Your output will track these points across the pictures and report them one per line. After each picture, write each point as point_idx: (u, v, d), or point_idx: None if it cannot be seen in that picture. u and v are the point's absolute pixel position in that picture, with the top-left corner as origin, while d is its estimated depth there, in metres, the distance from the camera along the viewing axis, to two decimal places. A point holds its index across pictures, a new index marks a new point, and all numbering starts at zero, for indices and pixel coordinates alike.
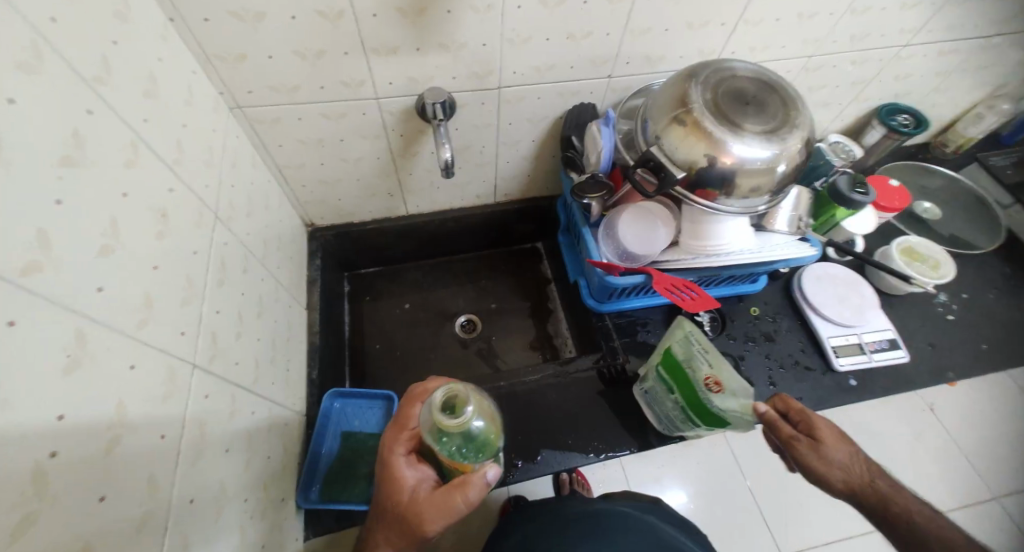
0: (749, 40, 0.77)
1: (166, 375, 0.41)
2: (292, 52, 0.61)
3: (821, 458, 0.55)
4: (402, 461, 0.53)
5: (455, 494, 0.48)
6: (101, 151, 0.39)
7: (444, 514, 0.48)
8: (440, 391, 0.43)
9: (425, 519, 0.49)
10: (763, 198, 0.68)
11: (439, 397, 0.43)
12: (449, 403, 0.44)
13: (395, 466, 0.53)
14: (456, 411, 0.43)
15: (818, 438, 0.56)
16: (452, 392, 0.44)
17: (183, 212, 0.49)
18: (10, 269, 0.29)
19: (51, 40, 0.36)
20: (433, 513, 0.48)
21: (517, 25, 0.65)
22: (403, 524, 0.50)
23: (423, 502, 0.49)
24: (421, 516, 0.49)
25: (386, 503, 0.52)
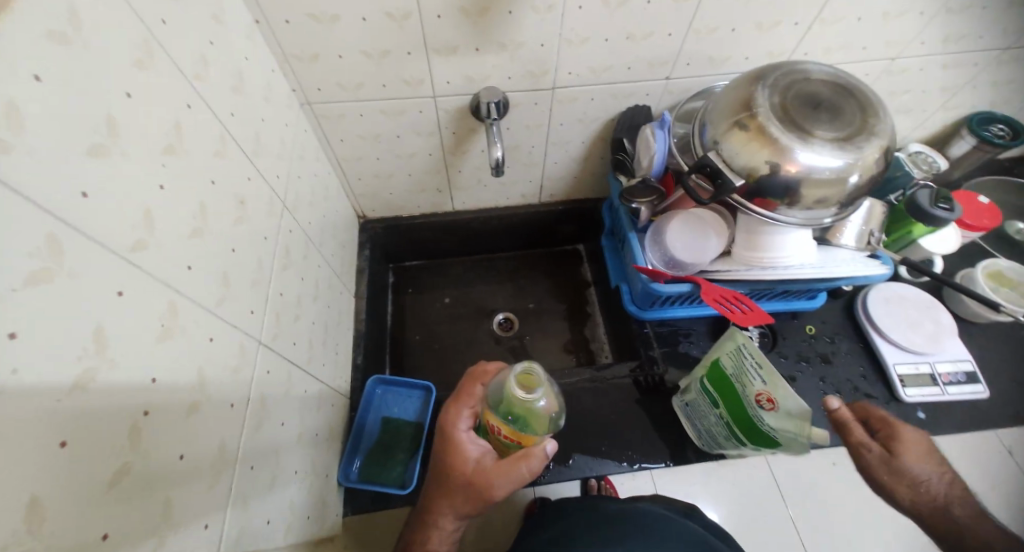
0: (822, 42, 0.72)
1: (238, 349, 0.45)
2: (360, 52, 0.64)
3: (889, 470, 0.52)
4: (465, 436, 0.55)
5: (524, 464, 0.51)
6: (195, 142, 0.43)
7: (513, 480, 0.52)
8: (518, 366, 0.48)
9: (494, 485, 0.52)
10: (829, 210, 0.64)
11: (517, 370, 0.48)
12: (522, 380, 0.48)
13: (459, 440, 0.54)
14: (527, 386, 0.47)
15: (892, 450, 0.52)
16: (527, 371, 0.48)
17: (257, 200, 0.53)
18: (121, 245, 0.32)
19: (160, 40, 0.40)
20: (502, 480, 0.51)
21: (577, 25, 0.65)
22: (470, 490, 0.53)
23: (492, 471, 0.52)
24: (489, 483, 0.52)
25: (451, 471, 0.54)
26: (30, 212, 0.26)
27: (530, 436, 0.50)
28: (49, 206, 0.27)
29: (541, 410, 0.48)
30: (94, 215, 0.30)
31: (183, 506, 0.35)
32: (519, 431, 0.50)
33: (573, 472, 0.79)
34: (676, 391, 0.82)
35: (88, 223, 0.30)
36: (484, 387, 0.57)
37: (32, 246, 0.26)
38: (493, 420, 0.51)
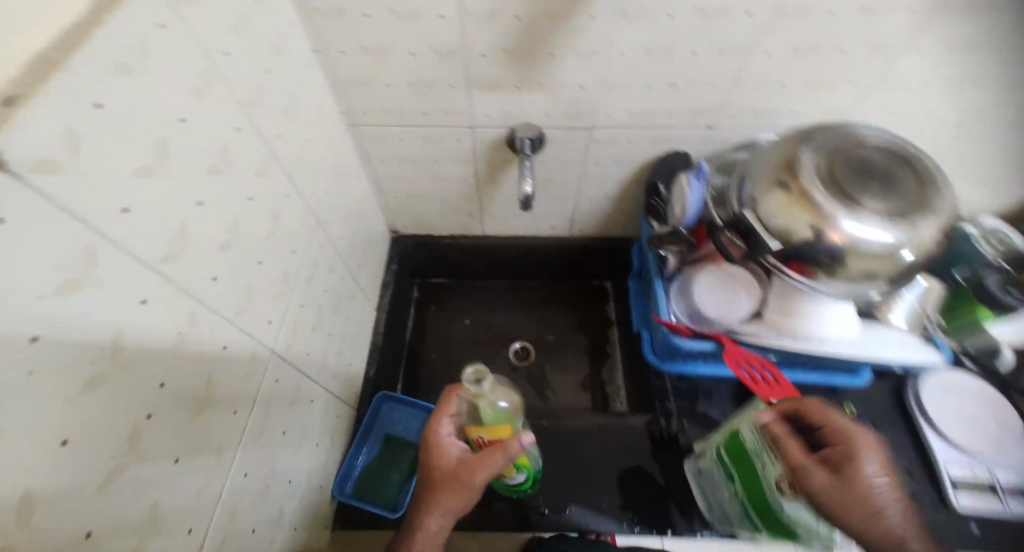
0: (883, 103, 0.68)
1: (250, 358, 0.47)
2: (406, 82, 0.67)
3: (848, 499, 0.48)
4: (445, 438, 0.58)
5: (503, 454, 0.54)
6: (238, 162, 0.46)
7: (492, 470, 0.55)
8: (468, 370, 0.53)
9: (475, 476, 0.54)
10: (875, 285, 0.59)
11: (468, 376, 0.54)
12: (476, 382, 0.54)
13: (439, 444, 0.58)
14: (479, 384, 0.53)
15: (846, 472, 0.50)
16: (478, 373, 0.54)
17: (291, 216, 0.56)
18: (153, 258, 0.35)
19: (221, 70, 0.44)
20: (481, 469, 0.54)
21: (618, 71, 0.65)
22: (453, 485, 0.54)
23: (474, 463, 0.55)
24: (469, 475, 0.54)
25: (436, 470, 0.56)
26: (74, 229, 0.28)
27: (506, 427, 0.58)
28: (97, 224, 0.30)
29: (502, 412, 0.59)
30: (130, 231, 0.33)
31: (170, 508, 0.37)
32: (495, 427, 0.58)
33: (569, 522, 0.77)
34: (689, 453, 0.79)
35: (124, 237, 0.32)
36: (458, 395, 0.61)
37: (70, 258, 0.28)
38: (477, 427, 0.58)
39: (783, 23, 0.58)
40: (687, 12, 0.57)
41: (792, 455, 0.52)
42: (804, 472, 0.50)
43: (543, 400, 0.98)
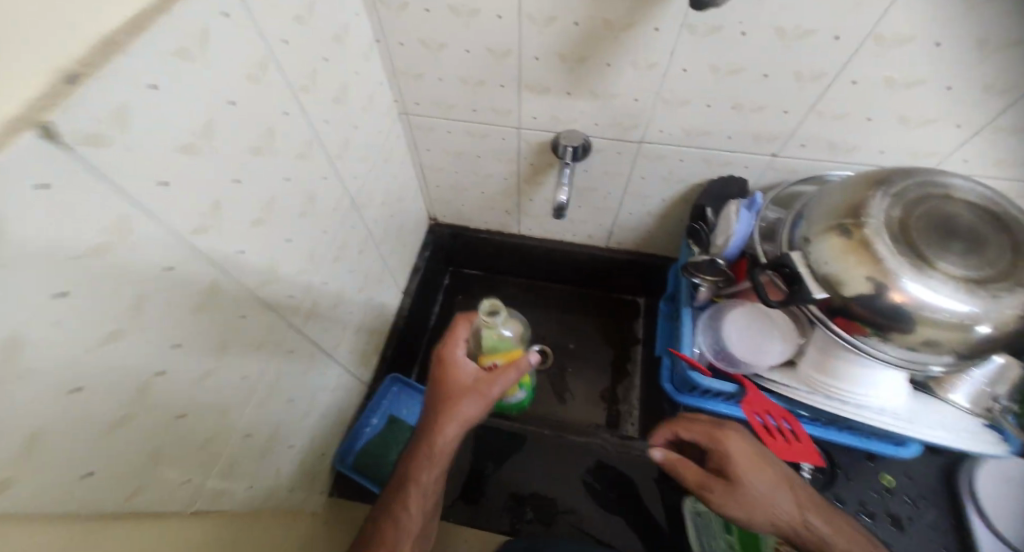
0: (983, 150, 0.60)
1: (267, 330, 0.51)
2: (459, 79, 0.68)
3: (745, 501, 0.52)
4: (460, 356, 0.62)
5: (515, 369, 0.59)
6: (282, 144, 0.48)
7: (506, 384, 0.59)
8: (485, 303, 0.59)
9: (491, 389, 0.58)
10: (940, 355, 0.52)
11: (482, 308, 0.60)
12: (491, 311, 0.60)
13: (454, 361, 0.62)
14: (493, 313, 0.59)
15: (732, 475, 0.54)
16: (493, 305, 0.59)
17: (328, 197, 0.59)
18: (186, 228, 0.38)
19: (276, 55, 0.45)
20: (497, 384, 0.59)
21: (675, 88, 0.61)
22: (469, 395, 0.58)
23: (489, 378, 0.59)
24: (487, 387, 0.58)
25: (450, 387, 0.60)
26: (111, 197, 0.30)
27: (515, 350, 0.63)
28: (136, 196, 0.32)
29: (508, 340, 0.62)
30: (164, 200, 0.35)
31: (170, 457, 0.40)
32: (506, 351, 0.63)
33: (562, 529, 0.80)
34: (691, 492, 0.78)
35: (157, 207, 0.34)
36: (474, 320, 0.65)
37: (103, 224, 0.30)
38: (488, 352, 0.62)
39: (875, 52, 0.52)
40: (762, 31, 0.52)
41: (688, 478, 0.55)
42: (704, 493, 0.54)
43: (561, 402, 0.98)
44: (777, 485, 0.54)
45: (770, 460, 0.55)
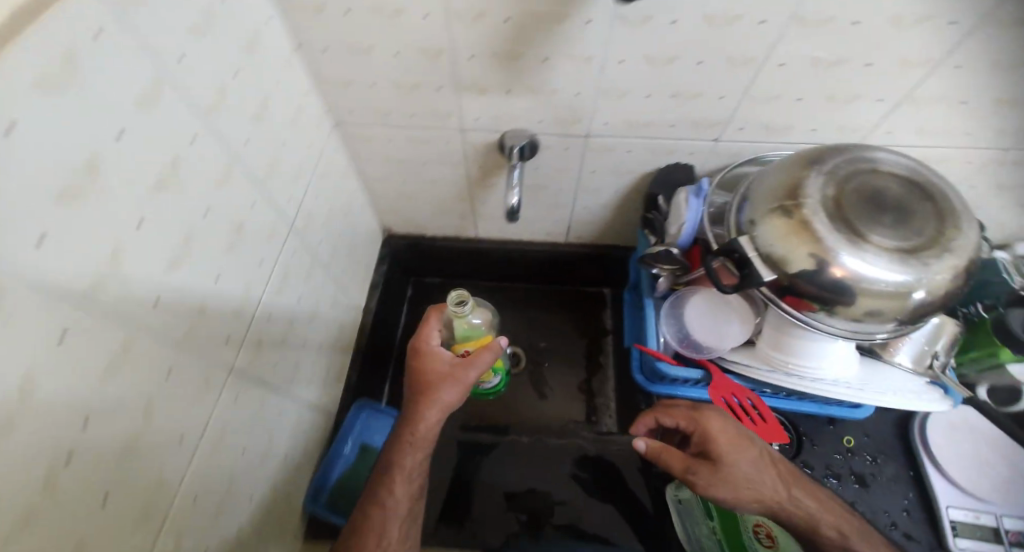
0: (911, 121, 0.62)
1: (201, 381, 0.46)
2: (393, 84, 0.64)
3: (729, 485, 0.52)
4: (434, 344, 0.61)
5: (492, 350, 0.60)
6: (192, 175, 0.43)
7: (482, 367, 0.60)
8: (452, 293, 0.63)
9: (467, 374, 0.58)
10: (884, 324, 0.52)
11: (452, 299, 0.64)
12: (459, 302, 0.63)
13: (428, 349, 0.60)
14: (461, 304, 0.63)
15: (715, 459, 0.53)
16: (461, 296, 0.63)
17: (258, 224, 0.54)
18: (78, 285, 0.32)
19: (171, 74, 0.40)
20: (474, 368, 0.59)
21: (616, 80, 0.60)
22: (447, 382, 0.57)
23: (464, 363, 0.59)
24: (464, 372, 0.58)
25: (430, 371, 0.58)
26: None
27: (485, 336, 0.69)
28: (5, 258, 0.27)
29: (478, 328, 0.69)
30: (48, 259, 0.30)
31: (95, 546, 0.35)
32: (477, 338, 0.68)
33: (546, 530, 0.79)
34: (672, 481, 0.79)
35: (42, 268, 0.29)
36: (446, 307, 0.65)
37: None
38: (461, 341, 0.68)
39: (801, 33, 0.52)
40: (693, 19, 0.51)
41: (672, 465, 0.55)
42: (690, 478, 0.53)
43: (541, 398, 0.97)
44: (761, 465, 0.53)
45: (753, 441, 0.55)
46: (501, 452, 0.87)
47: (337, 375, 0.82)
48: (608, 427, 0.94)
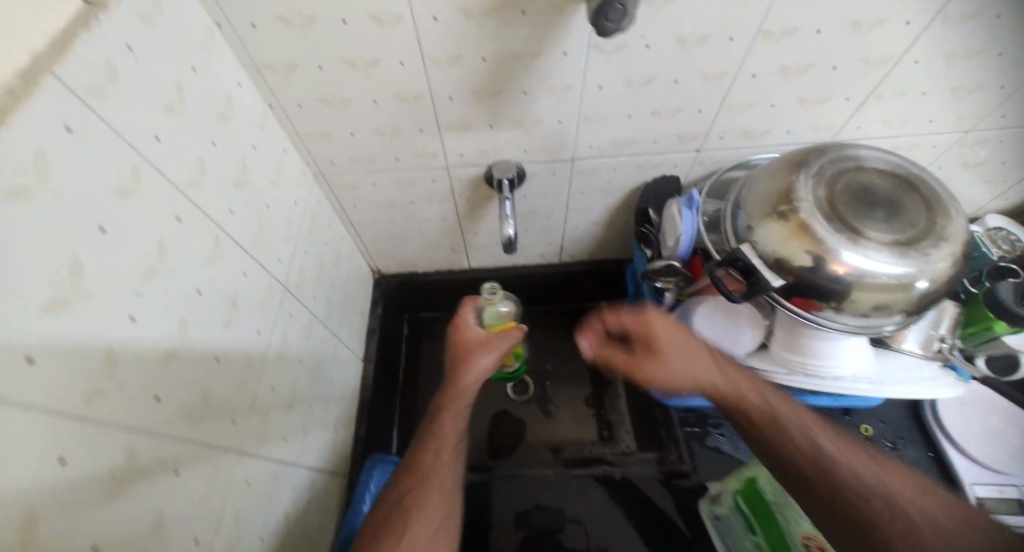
0: (880, 114, 0.64)
1: (211, 473, 0.44)
2: (372, 130, 0.63)
3: (667, 372, 0.50)
4: (470, 322, 0.65)
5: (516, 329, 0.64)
6: (183, 256, 0.41)
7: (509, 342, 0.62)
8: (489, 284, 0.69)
9: (499, 346, 0.62)
10: (892, 317, 0.53)
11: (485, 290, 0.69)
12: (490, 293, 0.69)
13: (466, 326, 0.64)
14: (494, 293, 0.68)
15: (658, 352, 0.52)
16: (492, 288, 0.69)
17: (252, 293, 0.52)
18: (75, 403, 0.30)
19: (148, 155, 0.37)
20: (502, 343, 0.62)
21: (596, 105, 0.60)
22: (484, 351, 0.61)
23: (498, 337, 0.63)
24: (498, 342, 0.62)
25: (477, 336, 0.63)
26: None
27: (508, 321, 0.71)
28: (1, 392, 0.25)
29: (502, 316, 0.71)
30: (33, 384, 0.27)
31: None
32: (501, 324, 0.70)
33: (555, 548, 0.79)
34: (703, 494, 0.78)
35: (33, 392, 0.27)
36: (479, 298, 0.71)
37: None
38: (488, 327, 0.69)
39: (770, 46, 0.53)
40: (666, 42, 0.52)
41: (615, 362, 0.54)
42: (632, 371, 0.53)
43: (547, 416, 0.95)
44: (703, 356, 0.50)
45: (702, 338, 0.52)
46: (518, 483, 0.85)
47: (345, 430, 0.79)
48: (627, 445, 0.91)
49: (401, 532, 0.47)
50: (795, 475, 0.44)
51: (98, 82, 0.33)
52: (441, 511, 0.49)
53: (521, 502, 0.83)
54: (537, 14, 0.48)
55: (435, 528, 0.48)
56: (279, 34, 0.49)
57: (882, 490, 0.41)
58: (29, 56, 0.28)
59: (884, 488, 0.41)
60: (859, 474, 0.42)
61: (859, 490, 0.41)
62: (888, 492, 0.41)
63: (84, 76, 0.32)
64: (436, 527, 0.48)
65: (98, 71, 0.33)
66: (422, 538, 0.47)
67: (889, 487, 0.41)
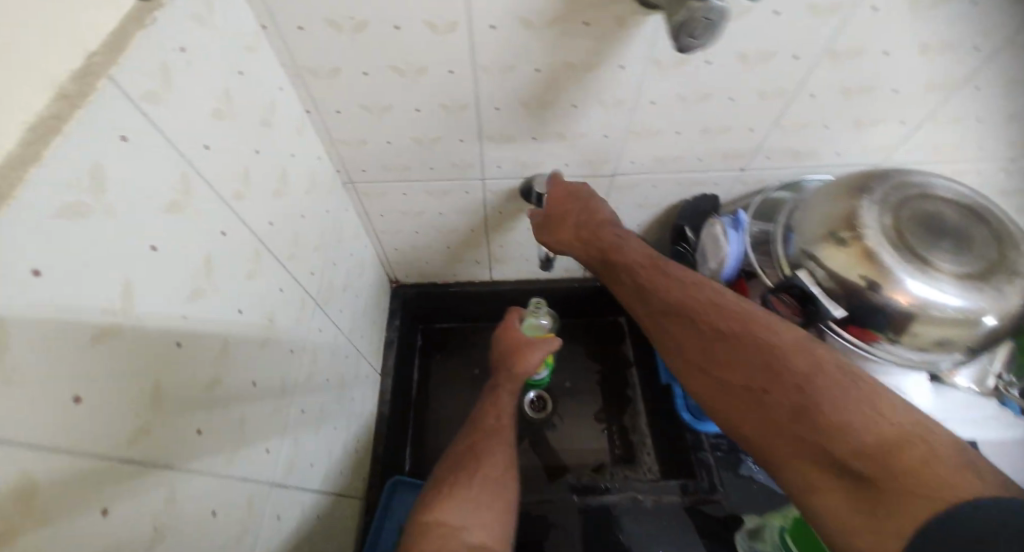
0: (931, 138, 0.62)
1: (246, 509, 0.41)
2: (410, 139, 0.60)
3: (568, 239, 0.65)
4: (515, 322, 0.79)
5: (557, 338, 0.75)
6: (227, 274, 0.38)
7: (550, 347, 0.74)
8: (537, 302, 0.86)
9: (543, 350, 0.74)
10: (951, 354, 0.53)
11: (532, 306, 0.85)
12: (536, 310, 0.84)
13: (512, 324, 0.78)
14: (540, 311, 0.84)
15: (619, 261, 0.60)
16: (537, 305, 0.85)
17: (288, 310, 0.49)
18: (117, 445, 0.27)
19: (199, 166, 0.34)
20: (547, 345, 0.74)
21: (646, 120, 0.58)
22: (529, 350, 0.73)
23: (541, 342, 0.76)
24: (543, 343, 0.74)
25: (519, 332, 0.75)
26: (12, 456, 0.21)
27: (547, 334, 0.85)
28: (42, 439, 0.22)
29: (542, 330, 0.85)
30: (83, 424, 0.25)
31: None
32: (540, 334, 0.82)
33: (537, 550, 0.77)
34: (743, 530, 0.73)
35: (77, 435, 0.24)
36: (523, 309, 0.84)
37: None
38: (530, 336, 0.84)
39: (833, 66, 0.51)
40: (728, 58, 0.50)
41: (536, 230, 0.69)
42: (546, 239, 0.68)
43: (567, 435, 0.93)
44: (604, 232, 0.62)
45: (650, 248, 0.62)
46: (546, 516, 0.79)
47: (364, 448, 0.76)
48: (649, 466, 0.90)
49: (474, 470, 0.59)
50: (748, 370, 0.46)
51: (152, 86, 0.30)
52: (504, 459, 0.62)
53: (551, 537, 0.77)
54: (600, 25, 0.45)
55: (500, 470, 0.60)
56: (326, 37, 0.46)
57: (852, 390, 0.39)
58: (85, 59, 0.25)
59: (856, 388, 0.39)
60: (822, 370, 0.42)
61: (816, 384, 0.41)
62: (857, 389, 0.39)
63: (139, 80, 0.29)
64: (502, 469, 0.60)
65: (152, 75, 0.30)
66: (491, 475, 0.59)
67: (857, 387, 0.39)
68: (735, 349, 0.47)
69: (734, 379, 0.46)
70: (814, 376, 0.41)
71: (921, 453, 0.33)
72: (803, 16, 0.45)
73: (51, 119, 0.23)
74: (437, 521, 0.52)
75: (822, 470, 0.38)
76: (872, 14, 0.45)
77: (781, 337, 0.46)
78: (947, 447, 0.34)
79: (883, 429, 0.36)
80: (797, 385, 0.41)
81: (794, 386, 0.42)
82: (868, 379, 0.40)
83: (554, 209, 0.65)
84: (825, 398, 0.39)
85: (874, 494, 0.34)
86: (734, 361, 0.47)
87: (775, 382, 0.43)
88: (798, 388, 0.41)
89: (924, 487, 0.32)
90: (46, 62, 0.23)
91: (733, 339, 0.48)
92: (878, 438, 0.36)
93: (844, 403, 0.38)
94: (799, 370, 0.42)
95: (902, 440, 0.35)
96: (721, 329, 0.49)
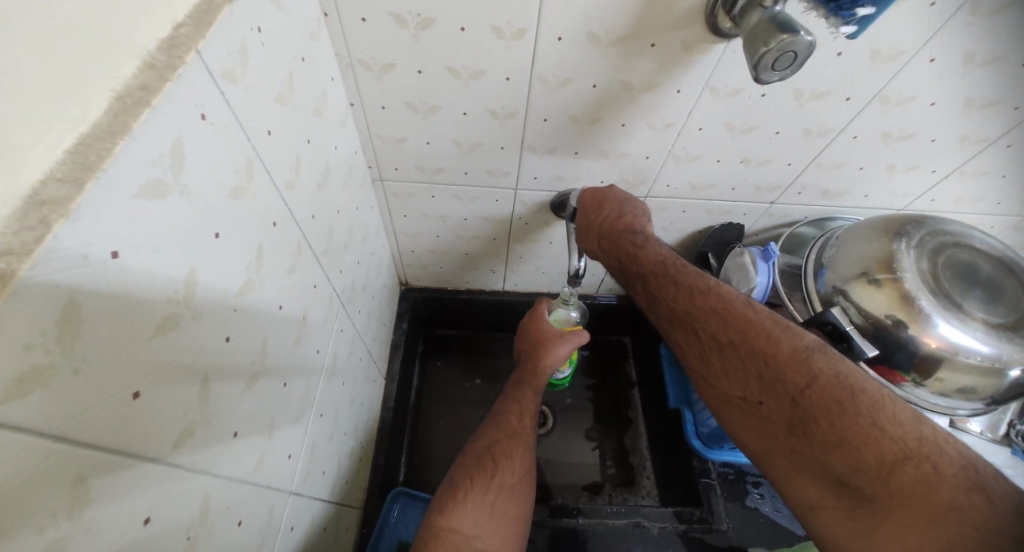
0: (955, 191, 0.64)
1: (265, 519, 0.38)
2: (451, 142, 0.59)
3: (592, 240, 0.60)
4: (541, 311, 0.74)
5: (575, 336, 0.67)
6: (273, 267, 0.36)
7: (567, 347, 0.67)
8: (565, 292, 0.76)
9: (554, 349, 0.67)
10: (972, 403, 0.53)
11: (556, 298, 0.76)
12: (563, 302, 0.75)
13: (537, 315, 0.73)
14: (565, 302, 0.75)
15: (626, 265, 0.55)
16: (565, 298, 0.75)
17: (317, 307, 0.47)
18: (165, 445, 0.26)
19: (260, 152, 0.33)
20: (561, 346, 0.67)
21: (690, 145, 0.58)
22: (541, 347, 0.68)
23: (558, 339, 0.68)
24: (555, 342, 0.67)
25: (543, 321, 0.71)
26: (66, 457, 0.19)
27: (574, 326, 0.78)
28: (91, 438, 0.21)
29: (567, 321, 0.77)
30: (135, 425, 0.23)
31: None
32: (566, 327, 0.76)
33: None
34: None
35: (126, 433, 0.23)
36: (548, 300, 0.78)
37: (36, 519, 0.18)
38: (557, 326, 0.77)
39: (880, 110, 0.52)
40: (781, 93, 0.50)
41: (575, 226, 0.65)
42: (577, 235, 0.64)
43: (566, 454, 0.91)
44: (616, 228, 0.56)
45: (666, 245, 0.55)
46: (542, 540, 0.76)
47: (365, 456, 0.73)
48: (648, 490, 0.88)
49: (491, 473, 0.56)
50: (747, 383, 0.43)
51: (231, 64, 0.28)
52: (520, 464, 0.59)
53: None
54: (666, 47, 0.45)
55: (517, 476, 0.58)
56: (388, 32, 0.45)
57: (852, 407, 0.35)
58: (172, 29, 0.23)
59: (856, 404, 0.35)
60: (820, 382, 0.38)
61: (812, 402, 0.37)
62: (857, 406, 0.35)
63: (221, 57, 0.27)
64: (518, 476, 0.58)
65: (231, 50, 0.28)
66: (507, 481, 0.57)
67: (859, 403, 0.35)
68: (734, 361, 0.44)
69: (732, 390, 0.44)
70: (810, 391, 0.38)
71: (918, 478, 0.31)
72: (863, 60, 0.46)
73: (139, 89, 0.21)
74: (449, 527, 0.50)
75: (821, 491, 0.36)
76: (927, 65, 0.47)
77: (782, 343, 0.42)
78: (952, 472, 0.31)
79: (882, 447, 0.33)
80: (792, 402, 0.39)
81: (789, 402, 0.39)
82: (874, 390, 0.36)
83: (581, 214, 0.61)
84: (820, 418, 0.36)
85: (870, 520, 0.33)
86: (733, 372, 0.44)
87: (771, 396, 0.40)
88: (794, 405, 0.38)
89: (924, 519, 0.30)
90: (114, 41, 0.20)
91: (730, 350, 0.44)
92: (875, 461, 0.33)
93: (839, 425, 0.35)
94: (794, 384, 0.39)
95: (900, 463, 0.32)
96: (720, 339, 0.45)
